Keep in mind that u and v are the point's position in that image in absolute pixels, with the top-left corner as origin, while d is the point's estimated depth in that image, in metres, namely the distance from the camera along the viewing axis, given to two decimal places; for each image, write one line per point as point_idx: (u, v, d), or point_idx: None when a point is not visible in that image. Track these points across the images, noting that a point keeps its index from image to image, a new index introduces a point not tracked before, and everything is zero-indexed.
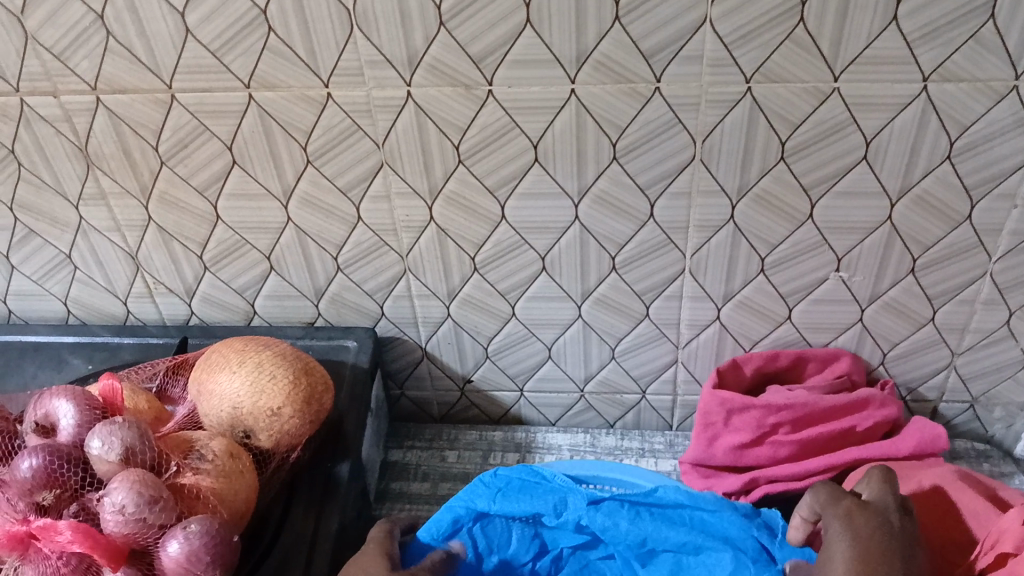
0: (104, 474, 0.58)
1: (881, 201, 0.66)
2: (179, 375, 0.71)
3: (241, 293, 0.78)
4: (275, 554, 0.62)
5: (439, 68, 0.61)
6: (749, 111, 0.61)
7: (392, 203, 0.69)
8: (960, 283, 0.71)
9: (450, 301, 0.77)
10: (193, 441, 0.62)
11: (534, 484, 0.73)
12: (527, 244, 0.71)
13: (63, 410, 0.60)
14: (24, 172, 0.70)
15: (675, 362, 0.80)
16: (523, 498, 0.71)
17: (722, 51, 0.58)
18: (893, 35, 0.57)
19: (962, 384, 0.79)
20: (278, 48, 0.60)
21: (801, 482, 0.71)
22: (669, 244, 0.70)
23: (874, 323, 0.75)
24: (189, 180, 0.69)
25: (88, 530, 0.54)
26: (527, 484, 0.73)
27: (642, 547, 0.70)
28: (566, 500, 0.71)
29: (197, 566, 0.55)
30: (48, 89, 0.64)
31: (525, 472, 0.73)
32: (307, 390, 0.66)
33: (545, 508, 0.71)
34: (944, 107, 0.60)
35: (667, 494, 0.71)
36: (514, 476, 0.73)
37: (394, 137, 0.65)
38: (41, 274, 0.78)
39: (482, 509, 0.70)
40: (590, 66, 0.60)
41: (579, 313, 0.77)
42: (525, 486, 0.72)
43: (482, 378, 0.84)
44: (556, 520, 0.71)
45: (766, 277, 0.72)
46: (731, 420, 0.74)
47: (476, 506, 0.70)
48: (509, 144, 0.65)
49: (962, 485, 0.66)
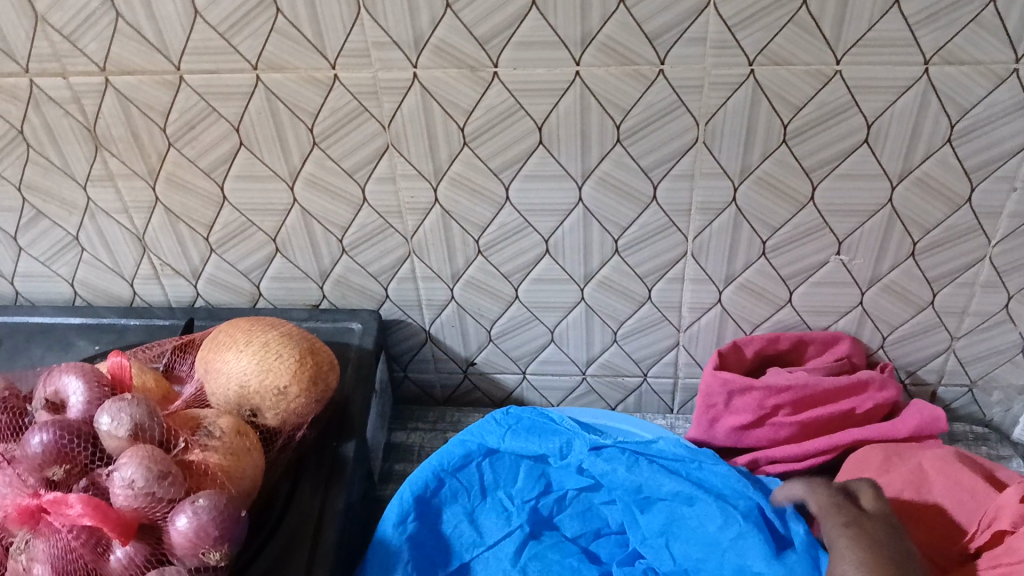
0: (114, 450, 0.59)
1: (882, 183, 0.67)
2: (186, 355, 0.71)
3: (247, 275, 0.79)
4: (280, 532, 0.63)
5: (445, 50, 0.61)
6: (752, 93, 0.62)
7: (398, 184, 0.70)
8: (959, 266, 0.71)
9: (454, 283, 0.78)
10: (201, 418, 0.63)
11: (545, 425, 0.78)
12: (531, 227, 0.72)
13: (72, 387, 0.61)
14: (32, 153, 0.70)
15: (677, 345, 0.81)
16: (532, 436, 0.77)
17: (726, 33, 0.59)
18: (894, 18, 0.57)
19: (961, 367, 0.80)
20: (285, 29, 0.61)
21: (801, 464, 0.73)
22: (672, 227, 0.71)
23: (874, 306, 0.75)
24: (196, 162, 0.70)
25: (98, 504, 0.55)
26: (537, 424, 0.78)
27: (640, 495, 0.72)
28: (571, 442, 0.76)
29: (205, 541, 0.55)
30: (57, 70, 0.64)
31: (538, 413, 0.79)
32: (313, 369, 0.67)
33: (551, 449, 0.76)
34: (945, 90, 0.61)
35: (663, 448, 0.75)
36: (526, 416, 0.79)
37: (400, 119, 0.66)
38: (49, 256, 0.79)
39: (492, 445, 0.76)
40: (594, 48, 0.60)
41: (582, 296, 0.77)
42: (535, 427, 0.78)
43: (485, 361, 0.85)
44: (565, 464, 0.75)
45: (768, 260, 0.73)
46: (732, 402, 0.75)
47: (486, 442, 0.76)
48: (514, 126, 0.65)
49: (961, 466, 0.66)
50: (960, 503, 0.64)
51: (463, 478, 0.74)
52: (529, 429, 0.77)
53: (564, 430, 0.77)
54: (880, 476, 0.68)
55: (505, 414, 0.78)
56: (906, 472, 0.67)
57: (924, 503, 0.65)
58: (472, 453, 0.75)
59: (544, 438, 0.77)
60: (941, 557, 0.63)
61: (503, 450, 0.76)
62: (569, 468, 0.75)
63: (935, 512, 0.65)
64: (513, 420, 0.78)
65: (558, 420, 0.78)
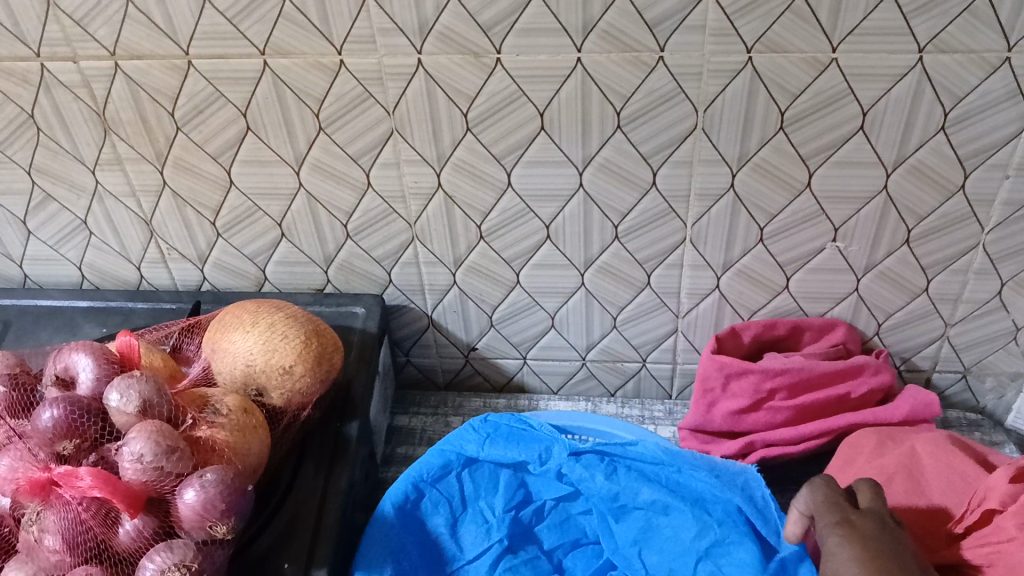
0: (123, 425, 0.60)
1: (877, 171, 0.68)
2: (194, 336, 0.73)
3: (253, 260, 0.80)
4: (277, 521, 0.63)
5: (449, 37, 0.62)
6: (750, 80, 0.63)
7: (401, 169, 0.71)
8: (953, 253, 0.73)
9: (456, 269, 0.79)
10: (208, 396, 0.64)
11: (522, 431, 0.77)
12: (532, 213, 0.73)
13: (82, 363, 0.63)
14: (42, 137, 0.72)
15: (675, 331, 0.82)
16: (512, 444, 0.76)
17: (724, 22, 0.60)
18: (889, 7, 0.59)
19: (954, 354, 0.81)
20: (292, 15, 0.62)
21: (798, 446, 0.74)
22: (671, 213, 0.72)
23: (870, 293, 0.77)
24: (203, 146, 0.71)
25: (108, 476, 0.56)
26: (514, 432, 0.77)
27: (616, 503, 0.73)
28: (551, 448, 0.76)
29: (212, 514, 0.57)
30: (68, 54, 0.66)
31: (515, 420, 0.78)
32: (317, 350, 0.68)
33: (530, 456, 0.75)
34: (938, 78, 0.62)
35: (641, 451, 0.75)
36: (503, 423, 0.77)
37: (404, 105, 0.67)
38: (57, 240, 0.80)
39: (471, 454, 0.74)
40: (595, 35, 0.62)
41: (582, 282, 0.79)
42: (513, 434, 0.77)
43: (486, 346, 0.86)
44: (544, 471, 0.75)
45: (765, 246, 0.74)
46: (729, 385, 0.76)
47: (464, 452, 0.74)
48: (516, 112, 0.66)
49: (953, 449, 0.68)
50: (952, 483, 0.65)
51: (443, 488, 0.72)
52: (508, 436, 0.76)
53: (543, 436, 0.77)
54: (873, 458, 0.69)
55: (484, 421, 0.77)
56: (899, 454, 0.69)
57: (914, 484, 0.66)
58: (451, 462, 0.73)
59: (524, 445, 0.76)
60: (928, 535, 0.64)
61: (482, 460, 0.74)
62: (548, 476, 0.75)
63: (926, 491, 0.66)
64: (493, 428, 0.77)
65: (536, 426, 0.78)
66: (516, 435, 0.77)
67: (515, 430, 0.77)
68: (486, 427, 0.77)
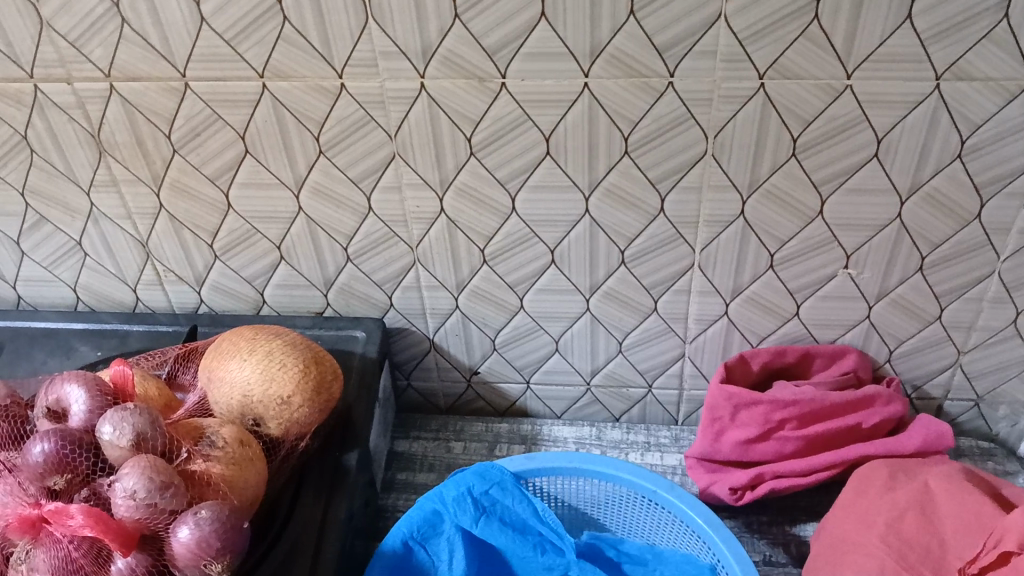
0: (115, 460, 0.58)
1: (891, 199, 0.66)
2: (189, 363, 0.71)
3: (251, 283, 0.78)
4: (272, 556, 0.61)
5: (453, 61, 0.61)
6: (762, 106, 0.61)
7: (403, 193, 0.70)
8: (968, 281, 0.71)
9: (459, 292, 0.77)
10: (203, 427, 0.62)
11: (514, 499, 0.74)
12: (537, 237, 0.72)
13: (74, 395, 0.61)
14: (36, 158, 0.70)
15: (682, 356, 0.80)
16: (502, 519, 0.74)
17: (736, 47, 0.58)
18: (907, 33, 0.57)
19: (967, 382, 0.79)
20: (292, 38, 0.60)
21: (807, 479, 0.72)
22: (679, 239, 0.70)
23: (882, 320, 0.75)
24: (201, 169, 0.69)
25: (100, 514, 0.54)
26: (507, 491, 0.74)
27: None
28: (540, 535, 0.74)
29: (207, 552, 0.55)
30: (62, 75, 0.64)
31: (510, 484, 0.74)
32: (316, 379, 0.66)
33: (517, 539, 0.74)
34: (956, 106, 0.60)
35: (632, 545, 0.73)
36: (495, 479, 0.74)
37: (407, 129, 0.65)
38: (51, 261, 0.79)
39: (464, 523, 0.73)
40: (603, 60, 0.60)
41: (587, 306, 0.77)
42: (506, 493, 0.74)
43: (488, 370, 0.85)
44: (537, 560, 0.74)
45: (775, 272, 0.72)
46: (738, 415, 0.74)
47: (458, 520, 0.73)
48: (521, 136, 0.65)
49: (968, 484, 0.66)
50: (966, 523, 0.63)
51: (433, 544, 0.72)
52: (496, 500, 0.74)
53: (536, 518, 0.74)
54: (887, 491, 0.67)
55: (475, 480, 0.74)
56: (911, 489, 0.67)
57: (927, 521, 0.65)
58: (442, 522, 0.72)
59: (516, 523, 0.74)
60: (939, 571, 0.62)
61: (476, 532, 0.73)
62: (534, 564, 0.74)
63: (939, 529, 0.64)
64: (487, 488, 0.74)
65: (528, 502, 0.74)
66: (508, 502, 0.74)
67: (508, 494, 0.74)
68: (476, 491, 0.74)
